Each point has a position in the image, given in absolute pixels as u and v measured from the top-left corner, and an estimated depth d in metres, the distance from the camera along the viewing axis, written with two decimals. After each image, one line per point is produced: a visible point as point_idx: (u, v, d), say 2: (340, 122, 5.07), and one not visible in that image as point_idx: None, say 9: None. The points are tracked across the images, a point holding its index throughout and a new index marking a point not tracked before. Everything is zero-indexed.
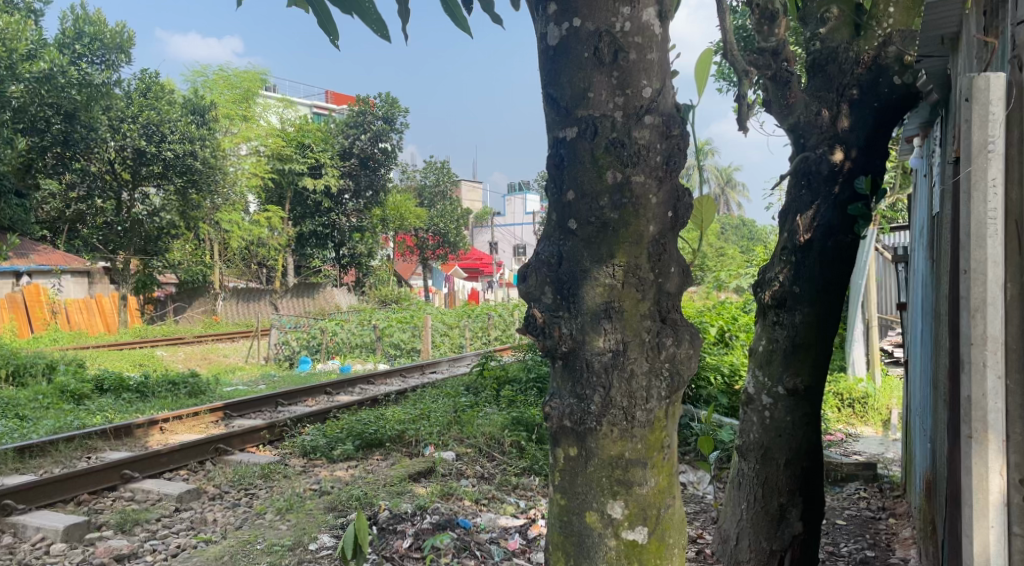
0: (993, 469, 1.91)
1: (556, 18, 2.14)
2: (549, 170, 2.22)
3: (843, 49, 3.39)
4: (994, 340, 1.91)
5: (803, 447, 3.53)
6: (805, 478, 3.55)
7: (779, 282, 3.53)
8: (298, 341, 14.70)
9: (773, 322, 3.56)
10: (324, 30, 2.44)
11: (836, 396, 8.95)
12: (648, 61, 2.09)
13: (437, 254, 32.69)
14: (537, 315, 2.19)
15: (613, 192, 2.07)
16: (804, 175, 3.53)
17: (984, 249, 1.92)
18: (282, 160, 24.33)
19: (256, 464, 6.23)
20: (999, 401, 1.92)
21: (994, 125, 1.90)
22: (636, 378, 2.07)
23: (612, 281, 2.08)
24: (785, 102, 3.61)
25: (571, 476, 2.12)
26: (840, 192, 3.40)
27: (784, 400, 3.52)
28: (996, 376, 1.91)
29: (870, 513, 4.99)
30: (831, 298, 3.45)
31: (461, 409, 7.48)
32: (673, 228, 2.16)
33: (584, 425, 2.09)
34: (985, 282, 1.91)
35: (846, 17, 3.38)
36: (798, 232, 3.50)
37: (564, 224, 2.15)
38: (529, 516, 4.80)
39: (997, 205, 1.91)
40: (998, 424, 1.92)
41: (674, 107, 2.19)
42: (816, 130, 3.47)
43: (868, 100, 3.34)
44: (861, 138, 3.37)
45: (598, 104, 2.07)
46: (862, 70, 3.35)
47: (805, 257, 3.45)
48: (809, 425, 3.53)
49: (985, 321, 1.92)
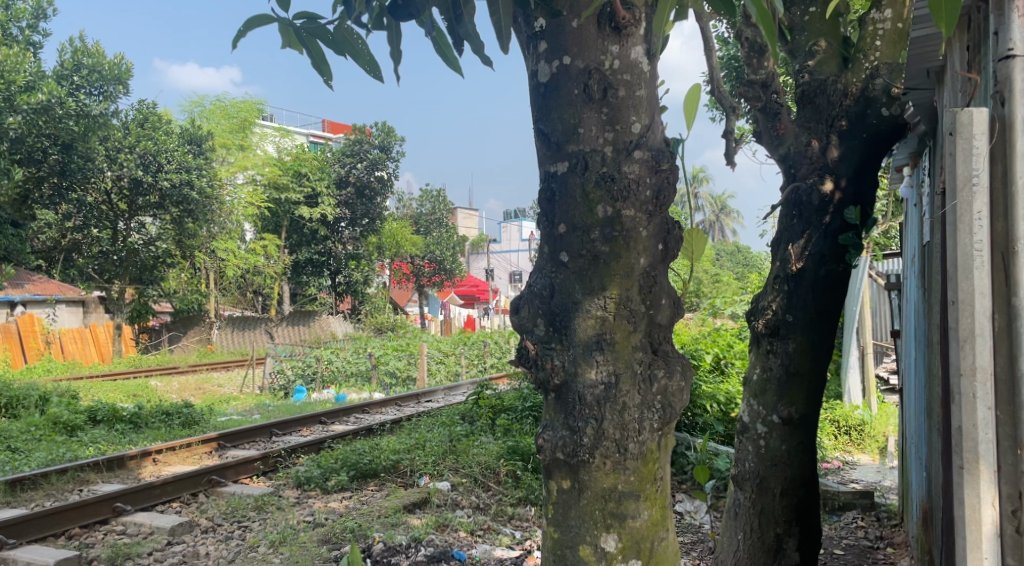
0: (984, 501, 1.93)
1: (546, 56, 2.17)
2: (541, 204, 2.24)
3: (831, 82, 3.44)
4: (984, 371, 1.93)
5: (798, 477, 3.52)
6: (800, 507, 3.54)
7: (772, 310, 3.57)
8: (293, 370, 14.58)
9: (766, 350, 3.58)
10: (318, 71, 2.47)
11: (832, 422, 8.83)
12: (637, 97, 2.13)
13: (433, 281, 32.82)
14: (529, 347, 2.20)
15: (605, 225, 2.09)
16: (795, 205, 3.56)
17: (971, 281, 1.95)
18: (279, 189, 24.43)
19: (249, 496, 6.18)
20: (989, 432, 1.93)
21: (977, 159, 1.95)
22: (628, 411, 2.07)
23: (603, 313, 2.10)
24: (775, 132, 3.70)
25: (564, 509, 2.11)
26: (830, 222, 3.43)
27: (779, 429, 3.52)
28: (986, 407, 1.93)
29: (868, 542, 4.96)
30: (825, 327, 3.47)
31: (457, 438, 7.45)
32: (664, 260, 2.20)
33: (577, 458, 2.08)
34: (973, 313, 1.95)
35: (834, 51, 3.47)
36: (791, 261, 3.52)
37: (556, 257, 2.17)
38: (524, 548, 4.77)
39: (982, 237, 1.95)
40: (989, 455, 1.93)
41: (664, 141, 2.23)
42: (806, 160, 3.51)
43: (856, 131, 3.38)
44: (850, 168, 3.41)
45: (588, 140, 2.11)
46: (850, 102, 3.38)
47: (798, 287, 3.47)
48: (803, 453, 3.53)
49: (974, 352, 1.94)
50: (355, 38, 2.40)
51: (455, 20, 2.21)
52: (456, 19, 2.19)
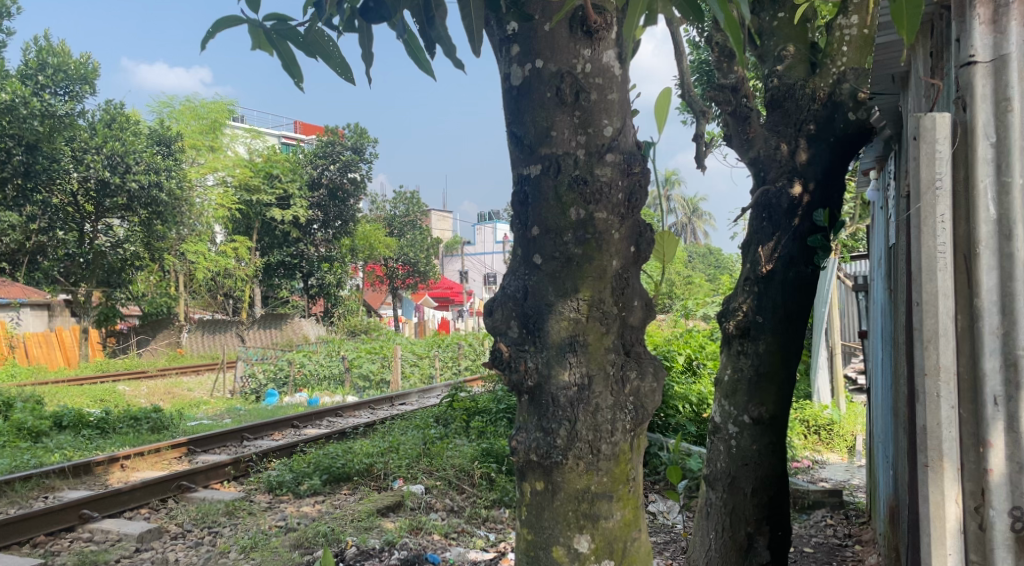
0: (948, 498, 1.99)
1: (518, 59, 2.18)
2: (514, 206, 2.25)
3: (800, 86, 3.50)
4: (946, 371, 1.99)
5: (769, 476, 3.57)
6: (771, 506, 3.59)
7: (742, 312, 3.61)
8: (264, 373, 14.41)
9: (737, 351, 3.62)
10: (289, 72, 2.45)
11: (802, 422, 8.94)
12: (609, 101, 2.15)
13: (408, 283, 32.76)
14: (503, 349, 2.20)
15: (578, 228, 2.11)
16: (764, 208, 3.61)
17: (934, 282, 2.00)
18: (250, 191, 24.01)
19: (220, 501, 6.09)
20: (952, 430, 1.99)
21: (940, 163, 2.01)
22: (601, 412, 2.08)
23: (576, 315, 2.11)
24: (745, 136, 3.76)
25: (537, 511, 2.11)
26: (799, 224, 3.48)
27: (750, 428, 3.57)
28: (949, 406, 1.99)
29: (837, 540, 5.03)
30: (794, 327, 3.52)
31: (431, 441, 7.41)
32: (636, 262, 2.22)
33: (550, 459, 2.09)
34: (937, 314, 2.00)
35: (802, 57, 3.55)
36: (761, 263, 3.58)
37: (529, 259, 2.18)
38: (498, 550, 4.77)
39: (945, 239, 2.01)
40: (952, 452, 1.99)
41: (636, 144, 2.25)
42: (776, 163, 3.56)
43: (825, 135, 3.43)
44: (818, 171, 3.46)
45: (561, 142, 2.12)
46: (818, 107, 3.43)
47: (767, 288, 3.52)
48: (774, 453, 3.58)
49: (938, 352, 2.00)
50: (327, 40, 2.39)
51: (427, 23, 2.20)
52: (428, 22, 2.18)
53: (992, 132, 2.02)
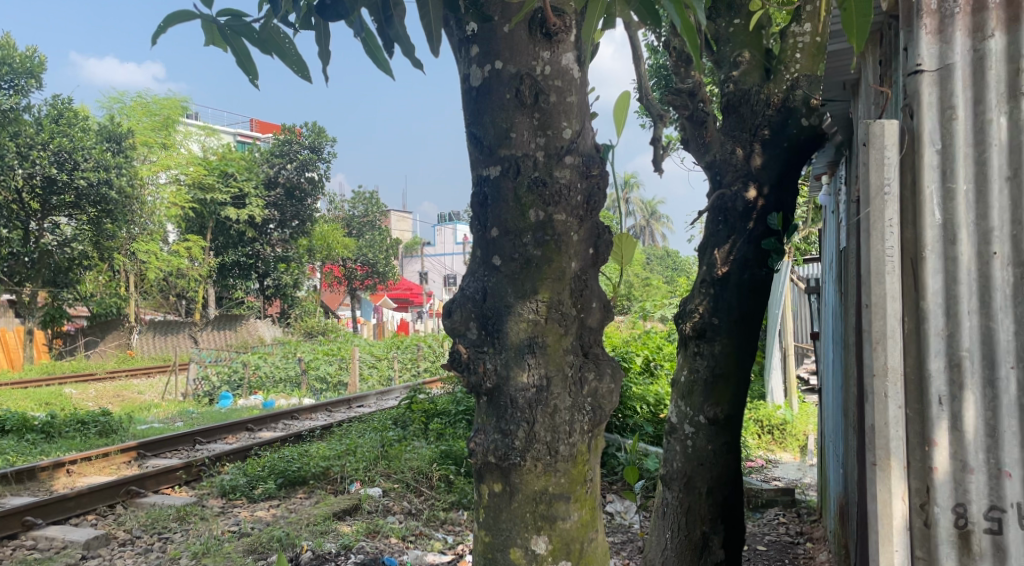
0: (895, 495, 2.05)
1: (478, 60, 2.18)
2: (473, 208, 2.24)
3: (755, 92, 3.57)
4: (894, 371, 2.05)
5: (724, 475, 3.63)
6: (726, 505, 3.64)
7: (698, 313, 3.66)
8: (219, 375, 14.10)
9: (694, 352, 3.68)
10: (243, 69, 2.40)
11: (756, 422, 9.10)
12: (568, 103, 2.16)
13: (366, 284, 32.45)
14: (462, 351, 2.19)
15: (536, 229, 2.11)
16: (720, 211, 3.67)
17: (883, 285, 2.07)
18: (203, 190, 23.48)
19: (170, 506, 5.95)
20: (899, 429, 2.05)
21: (888, 169, 2.07)
22: (559, 413, 2.09)
23: (535, 317, 2.11)
24: (702, 140, 3.82)
25: (495, 513, 2.11)
26: (753, 228, 3.54)
27: (705, 429, 3.62)
28: (897, 406, 2.05)
29: (789, 538, 5.13)
30: (749, 329, 3.59)
31: (389, 444, 7.35)
32: (594, 264, 2.24)
33: (508, 461, 2.08)
34: (885, 316, 2.06)
35: (756, 63, 3.63)
36: (716, 265, 3.63)
37: (488, 260, 2.18)
38: (457, 552, 4.75)
39: (893, 243, 2.07)
40: (899, 451, 2.05)
41: (594, 147, 2.26)
42: (731, 167, 3.62)
43: (779, 140, 3.49)
44: (772, 176, 3.52)
45: (521, 144, 2.12)
46: (772, 112, 3.50)
47: (723, 290, 3.58)
48: (729, 452, 3.63)
49: (886, 353, 2.06)
50: (282, 37, 2.35)
51: (385, 21, 2.18)
52: (386, 21, 2.16)
53: (938, 139, 2.10)
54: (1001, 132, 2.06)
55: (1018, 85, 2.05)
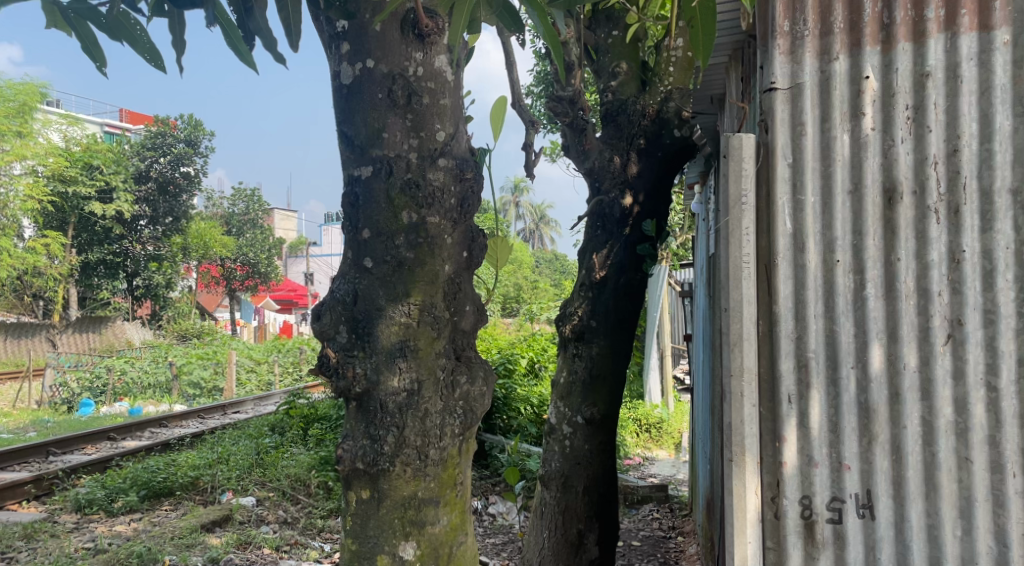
0: (748, 489, 2.20)
1: (348, 58, 2.14)
2: (345, 207, 2.19)
3: (632, 102, 3.69)
4: (751, 371, 2.19)
5: (600, 474, 3.73)
6: (601, 504, 3.74)
7: (577, 316, 3.76)
8: (79, 382, 13.10)
9: (573, 354, 3.77)
10: (90, 57, 2.25)
11: (635, 421, 9.42)
12: (442, 105, 2.15)
13: (247, 285, 31.15)
14: (331, 355, 2.14)
15: (409, 232, 2.09)
16: (599, 217, 3.80)
17: (741, 289, 2.21)
18: (65, 182, 21.45)
19: (17, 524, 5.48)
20: (754, 427, 2.19)
21: (745, 180, 2.23)
22: (430, 417, 2.07)
23: (407, 319, 2.08)
24: (582, 147, 3.92)
25: (363, 520, 2.06)
26: (630, 233, 3.67)
27: (583, 429, 3.71)
28: (752, 404, 2.18)
29: (661, 533, 5.35)
30: (624, 331, 3.72)
31: (265, 451, 7.08)
32: (468, 266, 2.24)
33: (376, 466, 2.04)
34: (742, 318, 2.20)
35: (633, 74, 3.79)
36: (594, 269, 3.73)
37: (360, 262, 2.13)
38: (333, 560, 4.64)
39: (749, 250, 2.22)
40: (753, 447, 2.19)
41: (469, 150, 2.27)
42: (609, 174, 3.72)
43: (653, 149, 3.62)
44: (647, 183, 3.65)
45: (392, 144, 2.09)
46: (647, 122, 3.62)
47: (600, 293, 3.69)
48: (605, 452, 3.74)
49: (743, 354, 2.19)
50: (132, 23, 2.21)
51: (245, 13, 2.11)
52: (246, 13, 2.10)
53: (789, 153, 2.29)
54: (844, 148, 2.26)
55: (859, 105, 2.26)
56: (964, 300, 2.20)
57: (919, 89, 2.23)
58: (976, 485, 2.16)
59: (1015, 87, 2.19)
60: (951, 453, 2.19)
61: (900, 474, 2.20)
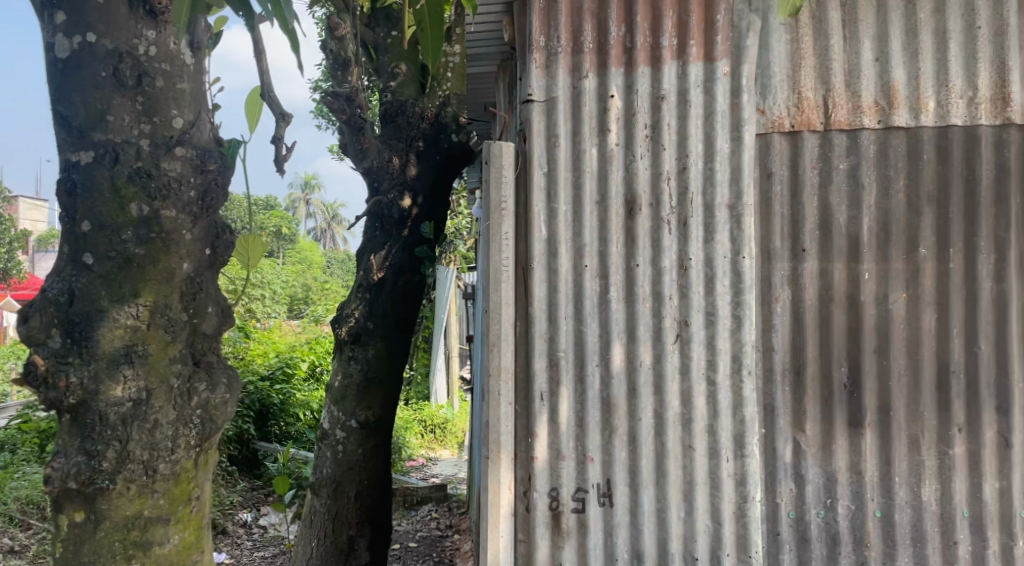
0: (503, 484, 2.44)
1: (64, 30, 2.09)
2: (60, 197, 2.12)
3: (410, 105, 3.70)
4: (505, 371, 2.46)
5: (374, 478, 3.68)
6: (374, 508, 3.69)
7: (354, 318, 3.68)
8: None
9: (348, 357, 3.68)
10: None
11: (420, 422, 9.34)
12: (178, 89, 2.20)
13: None
14: (38, 362, 2.01)
15: (139, 225, 2.09)
16: (377, 217, 3.73)
17: (500, 292, 2.47)
18: None
19: None
20: (509, 424, 2.46)
21: (505, 187, 2.49)
22: (159, 429, 2.06)
23: (135, 323, 2.06)
24: (359, 146, 3.82)
25: (75, 549, 1.97)
26: (408, 236, 3.66)
27: (356, 433, 3.63)
28: (507, 403, 2.46)
29: (438, 532, 5.41)
30: (401, 333, 3.71)
31: None
32: (209, 266, 2.29)
33: (93, 486, 1.98)
34: (500, 320, 2.48)
35: (413, 75, 3.79)
36: (372, 270, 3.67)
37: (77, 258, 2.06)
38: None
39: (508, 254, 2.49)
40: (508, 444, 2.45)
41: (211, 139, 2.33)
42: (388, 175, 3.68)
43: (432, 152, 3.67)
44: (426, 185, 3.67)
45: (119, 129, 2.09)
46: (426, 125, 3.66)
47: (377, 295, 3.64)
48: (379, 455, 3.70)
49: (500, 355, 2.47)
50: None
51: None
52: None
53: (544, 162, 2.52)
54: (592, 161, 2.51)
55: (606, 121, 2.51)
56: (690, 303, 2.50)
57: (655, 110, 2.50)
58: (697, 470, 2.46)
59: (732, 114, 2.50)
60: (678, 442, 2.47)
61: (635, 462, 2.47)
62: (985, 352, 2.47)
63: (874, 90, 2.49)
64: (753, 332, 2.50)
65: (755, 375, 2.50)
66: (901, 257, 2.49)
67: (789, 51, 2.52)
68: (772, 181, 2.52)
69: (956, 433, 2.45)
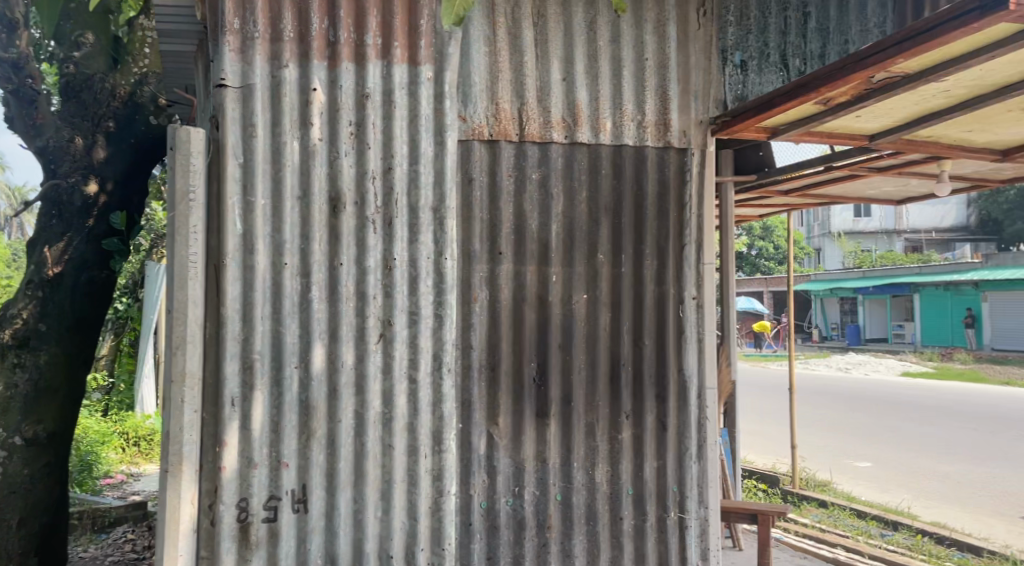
0: (184, 499, 2.26)
1: None
2: None
3: (98, 79, 3.46)
4: (191, 376, 2.29)
5: (42, 502, 3.23)
6: (44, 535, 3.26)
7: (22, 319, 3.24)
8: None
9: (12, 365, 3.21)
10: None
11: (119, 435, 7.57)
12: None
13: None
14: None
15: None
16: (54, 204, 3.38)
17: (186, 290, 2.29)
18: None
19: None
20: (192, 434, 2.28)
21: (194, 177, 2.30)
22: None
23: None
24: (32, 121, 3.47)
25: None
26: (93, 225, 3.39)
27: (22, 451, 3.17)
28: (192, 410, 2.29)
29: (134, 554, 4.83)
30: (84, 334, 3.38)
31: None
32: None
33: None
34: (186, 321, 2.28)
35: (102, 47, 3.50)
36: (47, 264, 3.30)
37: None
38: None
39: (196, 250, 2.32)
40: (191, 455, 2.27)
41: None
42: (69, 156, 3.39)
43: (125, 135, 3.52)
44: (117, 170, 3.49)
45: None
46: (118, 105, 3.49)
47: (54, 293, 3.28)
48: (50, 474, 3.26)
49: (184, 358, 2.28)
50: None
51: None
52: None
53: (239, 154, 2.39)
54: (293, 155, 2.43)
55: (307, 114, 2.44)
56: (393, 303, 2.52)
57: (359, 108, 2.49)
58: (395, 469, 2.48)
59: (435, 118, 2.57)
60: (377, 442, 2.47)
61: (332, 465, 2.43)
62: (649, 347, 2.80)
63: (562, 107, 2.72)
64: (453, 331, 2.58)
65: (454, 372, 2.59)
66: (583, 261, 2.74)
67: (487, 63, 2.65)
68: (473, 185, 2.63)
69: (624, 419, 2.75)
